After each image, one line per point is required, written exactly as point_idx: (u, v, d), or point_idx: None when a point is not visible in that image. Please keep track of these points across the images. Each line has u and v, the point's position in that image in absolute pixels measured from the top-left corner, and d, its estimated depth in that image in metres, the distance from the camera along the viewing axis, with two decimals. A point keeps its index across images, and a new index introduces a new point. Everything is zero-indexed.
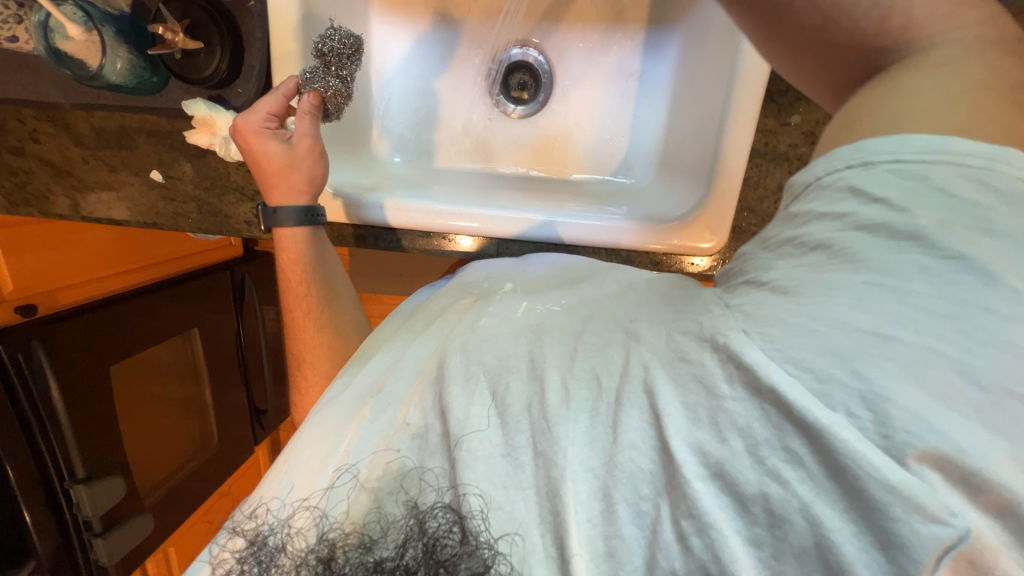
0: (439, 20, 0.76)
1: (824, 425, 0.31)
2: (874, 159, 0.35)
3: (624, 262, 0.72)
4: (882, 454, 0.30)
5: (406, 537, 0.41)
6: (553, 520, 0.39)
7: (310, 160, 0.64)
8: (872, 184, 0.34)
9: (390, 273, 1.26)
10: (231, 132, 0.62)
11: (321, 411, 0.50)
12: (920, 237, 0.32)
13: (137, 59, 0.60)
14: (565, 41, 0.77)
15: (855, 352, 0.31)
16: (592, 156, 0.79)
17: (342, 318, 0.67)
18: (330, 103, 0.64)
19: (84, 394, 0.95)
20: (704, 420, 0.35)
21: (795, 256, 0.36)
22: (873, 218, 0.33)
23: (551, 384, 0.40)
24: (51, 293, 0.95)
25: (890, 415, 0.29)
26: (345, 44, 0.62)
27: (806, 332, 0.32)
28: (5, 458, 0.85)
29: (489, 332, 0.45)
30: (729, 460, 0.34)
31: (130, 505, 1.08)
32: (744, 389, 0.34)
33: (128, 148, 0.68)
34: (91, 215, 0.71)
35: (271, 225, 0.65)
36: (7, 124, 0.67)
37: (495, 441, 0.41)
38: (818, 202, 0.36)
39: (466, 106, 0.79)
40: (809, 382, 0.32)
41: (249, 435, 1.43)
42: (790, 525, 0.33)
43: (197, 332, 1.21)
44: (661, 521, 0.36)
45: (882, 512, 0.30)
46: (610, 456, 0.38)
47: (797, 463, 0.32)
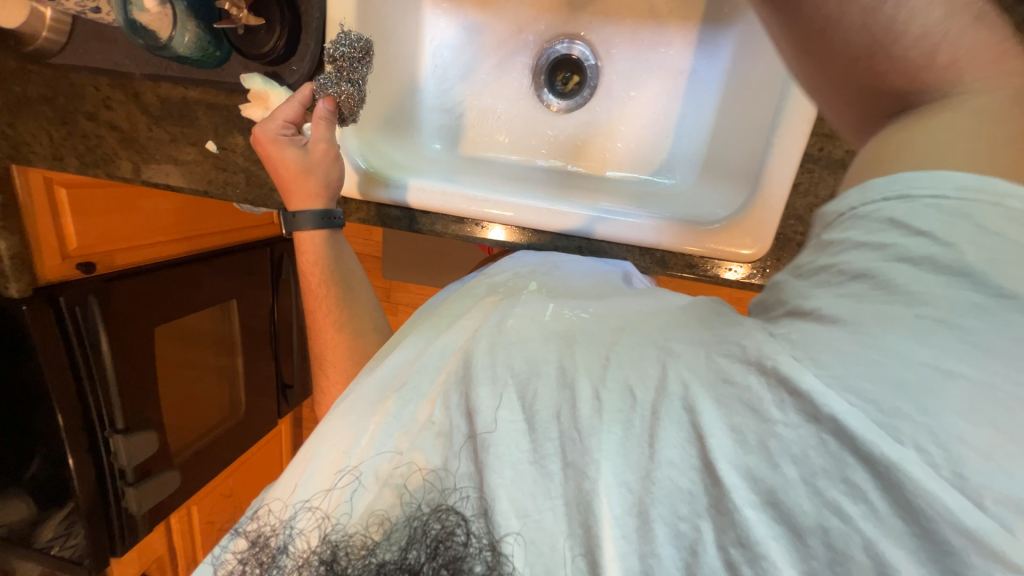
0: (489, 11, 0.76)
1: (891, 460, 0.28)
2: (912, 193, 0.32)
3: (659, 262, 0.69)
4: (955, 494, 0.27)
5: (411, 539, 0.41)
6: (583, 533, 0.37)
7: (326, 163, 0.66)
8: (909, 217, 0.32)
9: (420, 264, 1.29)
10: (251, 139, 0.65)
11: (346, 402, 0.49)
12: (966, 274, 0.29)
13: (203, 33, 0.63)
14: (615, 40, 0.76)
15: (924, 386, 0.28)
16: (640, 153, 0.77)
17: (362, 318, 0.68)
18: (345, 108, 0.66)
19: (131, 350, 1.01)
20: (752, 443, 0.33)
21: (834, 283, 0.33)
22: (913, 249, 0.31)
23: (582, 396, 0.38)
24: (111, 253, 1.01)
25: (964, 455, 0.27)
26: (355, 48, 0.64)
27: (863, 362, 0.30)
28: (58, 405, 0.92)
29: (516, 335, 0.43)
30: (781, 488, 0.32)
31: (162, 460, 1.14)
32: (799, 415, 0.31)
33: (189, 120, 0.72)
34: (150, 180, 0.75)
35: (291, 228, 0.67)
36: (84, 91, 0.73)
37: (522, 446, 0.39)
38: (851, 231, 0.34)
39: (507, 97, 0.79)
40: (871, 413, 0.29)
41: (274, 409, 1.48)
42: (851, 561, 0.30)
43: (235, 304, 1.28)
44: (703, 544, 0.34)
45: (953, 555, 0.28)
46: (647, 471, 0.36)
47: (860, 498, 0.30)
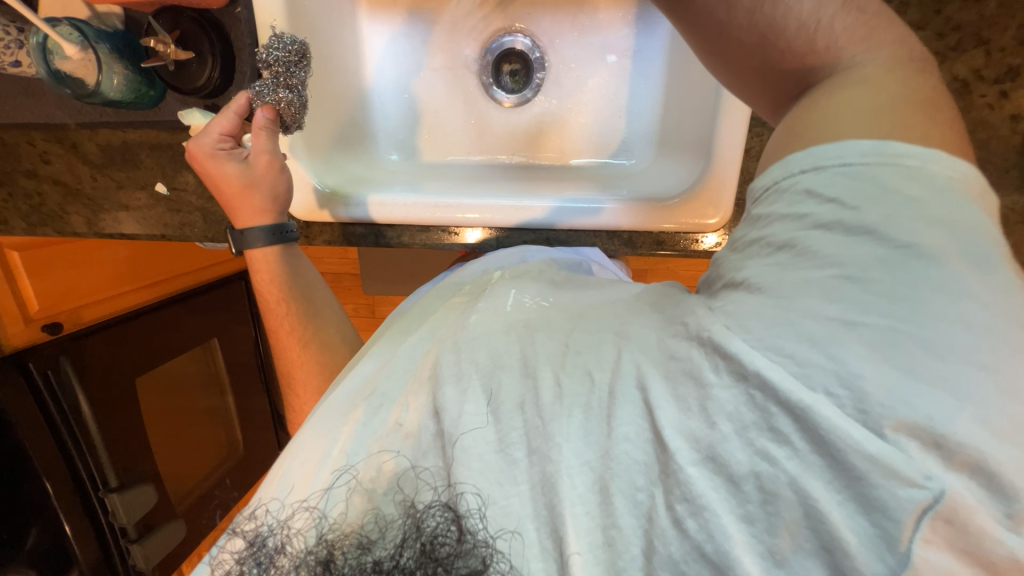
0: (425, 13, 0.75)
1: (807, 405, 0.30)
2: (825, 162, 0.35)
3: (627, 244, 0.70)
4: (861, 428, 0.29)
5: (404, 537, 0.39)
6: (548, 514, 0.37)
7: (270, 176, 0.63)
8: (825, 186, 0.34)
9: (400, 277, 1.28)
10: (186, 159, 0.61)
11: (319, 414, 0.48)
12: (871, 231, 0.32)
13: (132, 74, 0.60)
14: (558, 27, 0.76)
15: (828, 336, 0.30)
16: (597, 137, 0.77)
17: (329, 331, 0.67)
18: (285, 115, 0.63)
19: (113, 404, 0.99)
20: (694, 408, 0.34)
21: (764, 256, 0.35)
22: (827, 216, 0.33)
23: (544, 384, 0.39)
24: (75, 310, 0.98)
25: (866, 391, 0.29)
26: (289, 52, 0.61)
27: (785, 324, 0.31)
28: (42, 472, 0.91)
29: (481, 330, 0.44)
30: (719, 443, 0.33)
31: (164, 511, 1.11)
32: (730, 376, 0.32)
33: (133, 164, 0.69)
34: (104, 231, 0.73)
35: (241, 246, 0.65)
36: (19, 148, 0.70)
37: (489, 437, 0.39)
38: (777, 205, 0.36)
39: (457, 99, 0.79)
40: (789, 367, 0.31)
41: (274, 441, 1.45)
42: (781, 499, 0.31)
43: (216, 343, 1.25)
44: (656, 509, 0.34)
45: (863, 480, 0.29)
46: (605, 449, 0.36)
47: (785, 442, 0.31)
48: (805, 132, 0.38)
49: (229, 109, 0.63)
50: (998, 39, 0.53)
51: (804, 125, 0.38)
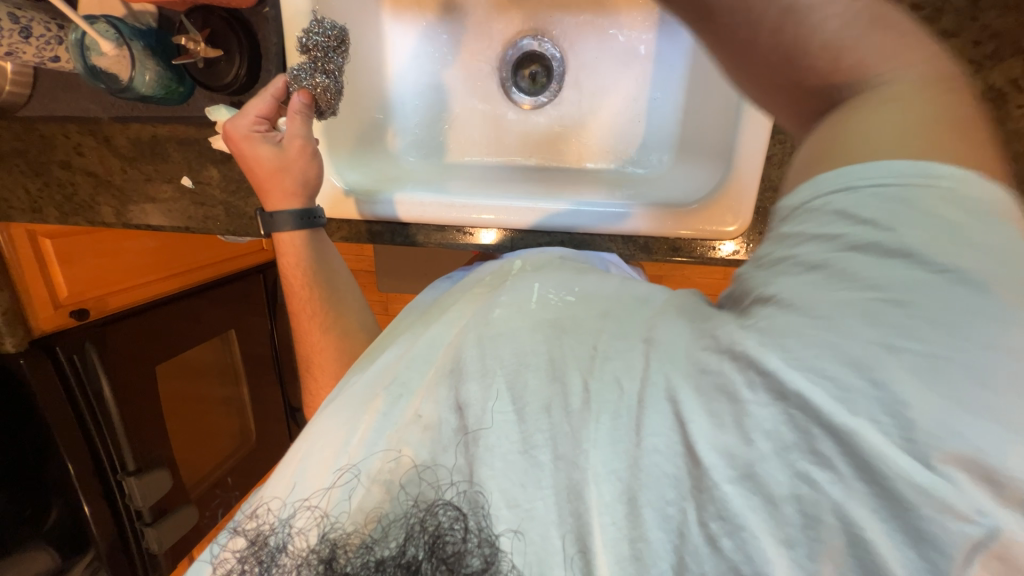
0: (449, 16, 0.76)
1: (850, 429, 0.29)
2: (855, 181, 0.33)
3: (642, 249, 0.69)
4: (907, 457, 0.28)
5: (410, 531, 0.40)
6: (574, 521, 0.37)
7: (302, 160, 0.64)
8: (857, 206, 0.32)
9: (413, 274, 1.29)
10: (222, 136, 0.63)
11: (337, 402, 0.49)
12: (909, 255, 0.30)
13: (163, 70, 0.62)
14: (578, 30, 0.76)
15: (873, 361, 0.29)
16: (614, 141, 0.77)
17: (350, 318, 0.68)
18: (321, 100, 0.63)
19: (133, 391, 1.02)
20: (729, 424, 0.33)
21: (796, 273, 0.33)
22: (862, 237, 0.31)
23: (573, 388, 0.39)
24: (102, 298, 1.02)
25: (911, 419, 0.28)
26: (329, 37, 0.62)
27: (822, 343, 0.30)
28: (65, 454, 0.94)
29: (504, 325, 0.43)
30: (757, 461, 0.32)
31: (178, 496, 1.14)
32: (767, 394, 0.32)
33: (161, 157, 0.71)
34: (132, 222, 0.75)
35: (269, 229, 0.66)
36: (55, 140, 0.72)
37: (512, 436, 0.39)
38: (806, 224, 0.34)
39: (476, 100, 0.79)
40: (830, 390, 0.30)
41: (286, 432, 1.48)
42: (823, 524, 0.31)
43: (233, 334, 1.28)
44: (689, 525, 0.34)
45: (913, 512, 0.29)
46: (634, 459, 0.36)
47: (827, 466, 0.30)
48: (831, 146, 0.36)
49: (268, 91, 0.64)
50: None
51: (831, 136, 0.36)
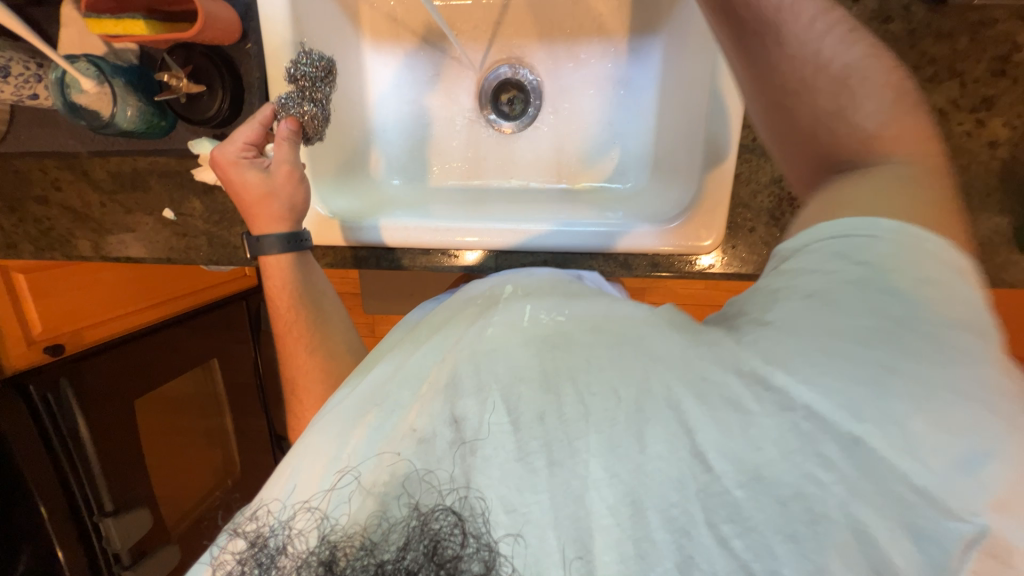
0: (427, 47, 0.79)
1: (856, 435, 0.33)
2: (851, 231, 0.39)
3: (623, 266, 0.71)
4: (905, 461, 0.32)
5: (408, 539, 0.38)
6: (573, 525, 0.37)
7: (289, 185, 0.64)
8: (851, 250, 0.38)
9: (400, 295, 1.29)
10: (209, 163, 0.63)
11: (328, 416, 0.49)
12: (893, 294, 0.36)
13: (146, 106, 0.62)
14: (552, 57, 0.79)
15: (874, 383, 0.33)
16: (592, 161, 0.80)
17: (335, 340, 0.68)
18: (309, 127, 0.65)
19: (111, 427, 0.99)
20: (737, 431, 0.35)
21: (794, 300, 0.38)
22: (854, 275, 0.37)
23: (568, 399, 0.40)
24: (78, 331, 1.00)
25: (910, 429, 0.32)
26: (318, 68, 0.64)
27: (824, 362, 0.34)
28: (37, 496, 0.90)
29: (499, 343, 0.44)
30: (764, 464, 0.34)
31: (157, 537, 1.10)
32: (774, 405, 0.35)
33: (142, 190, 0.71)
34: (110, 254, 0.74)
35: (256, 252, 0.66)
36: (31, 175, 0.72)
37: (508, 445, 0.39)
38: (805, 261, 0.40)
39: (456, 126, 0.81)
40: (830, 401, 0.34)
41: (271, 461, 1.44)
42: (829, 521, 0.33)
43: (216, 361, 1.25)
44: (697, 526, 0.35)
45: (911, 509, 0.32)
46: (637, 466, 0.37)
47: (832, 467, 0.33)
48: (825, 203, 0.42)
49: (254, 119, 0.64)
50: (971, 71, 0.55)
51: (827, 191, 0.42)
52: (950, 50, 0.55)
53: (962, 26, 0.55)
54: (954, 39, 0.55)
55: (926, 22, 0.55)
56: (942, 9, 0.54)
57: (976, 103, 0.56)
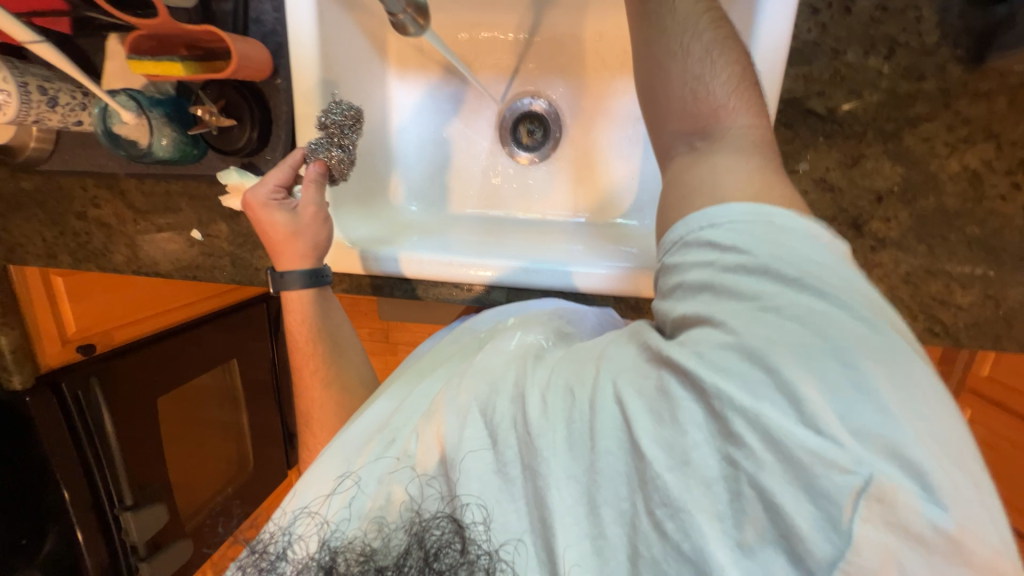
0: (450, 79, 0.80)
1: (753, 409, 0.34)
2: (718, 220, 0.41)
3: (634, 308, 0.70)
4: (801, 428, 0.33)
5: (409, 546, 0.45)
6: (541, 527, 0.42)
7: (314, 226, 0.66)
8: (724, 237, 0.40)
9: (415, 308, 1.31)
10: (243, 204, 0.66)
11: (335, 443, 0.55)
12: (768, 270, 0.37)
13: (179, 136, 0.65)
14: (573, 92, 0.79)
15: (761, 351, 0.35)
16: (608, 195, 0.80)
17: (349, 373, 0.70)
18: (335, 170, 0.66)
19: (135, 424, 1.04)
20: (667, 418, 0.37)
21: (690, 297, 0.41)
22: (732, 261, 0.39)
23: (532, 402, 0.44)
24: (108, 332, 1.05)
25: (800, 397, 0.33)
26: (347, 116, 0.65)
27: (727, 344, 0.36)
28: (64, 486, 0.96)
29: (484, 364, 0.50)
30: (691, 448, 0.36)
31: (173, 529, 1.15)
32: (692, 391, 0.37)
33: (173, 211, 0.74)
34: (141, 269, 0.78)
35: (278, 287, 0.68)
36: (73, 192, 0.76)
37: (488, 459, 0.45)
38: (689, 254, 0.42)
39: (475, 156, 0.82)
40: (734, 381, 0.35)
41: (283, 460, 1.49)
42: (744, 497, 0.34)
43: (236, 363, 1.29)
44: (638, 515, 0.38)
45: (809, 471, 0.32)
46: (592, 464, 0.40)
47: (742, 444, 0.34)
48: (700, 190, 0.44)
49: (286, 161, 0.67)
50: (1008, 133, 0.53)
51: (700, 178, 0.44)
52: (985, 111, 0.53)
53: (1000, 86, 0.52)
54: (991, 100, 0.53)
55: (963, 82, 0.53)
56: (979, 68, 0.52)
57: (1010, 166, 0.54)
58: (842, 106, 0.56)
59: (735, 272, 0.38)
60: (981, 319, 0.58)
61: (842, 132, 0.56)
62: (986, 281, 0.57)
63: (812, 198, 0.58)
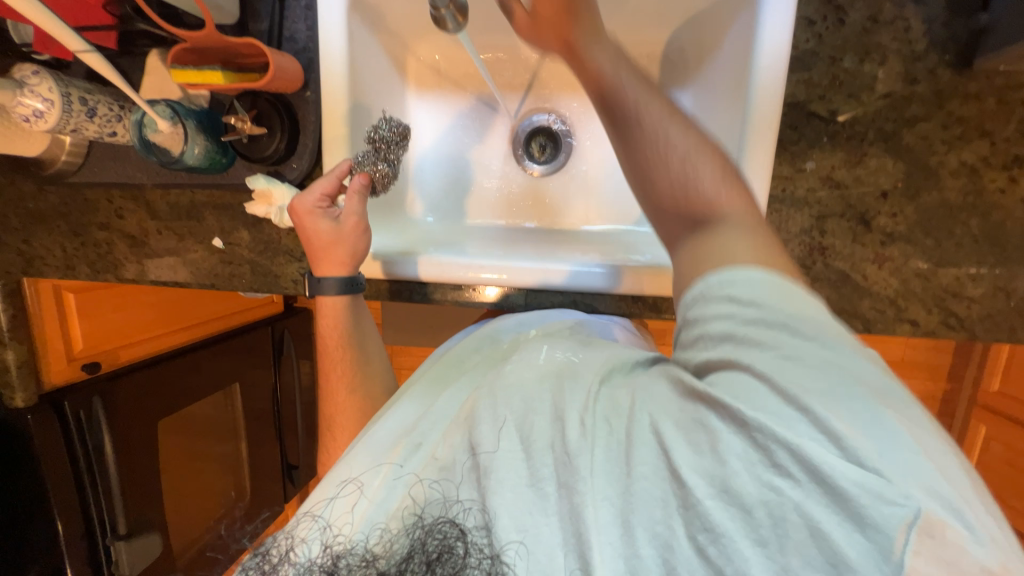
0: (466, 97, 0.85)
1: (792, 441, 0.34)
2: (730, 272, 0.42)
3: (651, 308, 0.71)
4: (842, 462, 0.33)
5: (411, 550, 0.44)
6: (575, 541, 0.40)
7: (354, 235, 0.68)
8: (736, 288, 0.41)
9: (421, 328, 1.31)
10: (288, 210, 0.68)
11: (356, 448, 0.53)
12: (789, 319, 0.38)
13: (211, 145, 0.68)
14: (582, 108, 0.84)
15: (793, 389, 0.35)
16: (618, 204, 0.82)
17: (375, 382, 0.72)
18: (379, 183, 0.72)
19: (132, 448, 1.01)
20: (706, 451, 0.37)
21: (711, 348, 0.40)
22: (752, 312, 0.39)
23: (571, 422, 0.42)
24: (114, 351, 1.03)
25: (834, 425, 0.33)
26: (395, 132, 0.72)
27: (754, 388, 0.36)
28: (56, 515, 0.90)
29: (515, 379, 0.47)
30: (730, 476, 0.36)
31: (164, 564, 1.09)
32: (732, 424, 0.36)
33: (197, 220, 0.76)
34: (159, 279, 0.78)
35: (315, 292, 0.70)
36: (98, 204, 0.77)
37: (521, 470, 0.42)
38: (709, 306, 0.42)
39: (489, 169, 0.86)
40: (769, 418, 0.35)
41: (281, 491, 1.43)
42: (789, 522, 0.34)
43: (237, 387, 1.28)
44: (676, 536, 0.37)
45: (855, 503, 0.32)
46: (626, 486, 0.39)
47: (786, 473, 0.34)
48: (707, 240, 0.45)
49: (331, 171, 0.68)
50: (1000, 131, 0.56)
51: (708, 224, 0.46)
52: (977, 111, 0.56)
53: (988, 88, 0.56)
54: (980, 100, 0.56)
55: (952, 85, 0.57)
56: (967, 72, 0.56)
57: (1006, 161, 0.57)
58: (842, 110, 0.59)
59: (756, 325, 0.39)
60: (994, 311, 0.59)
61: (844, 134, 0.60)
62: (995, 273, 0.59)
63: (821, 195, 0.61)
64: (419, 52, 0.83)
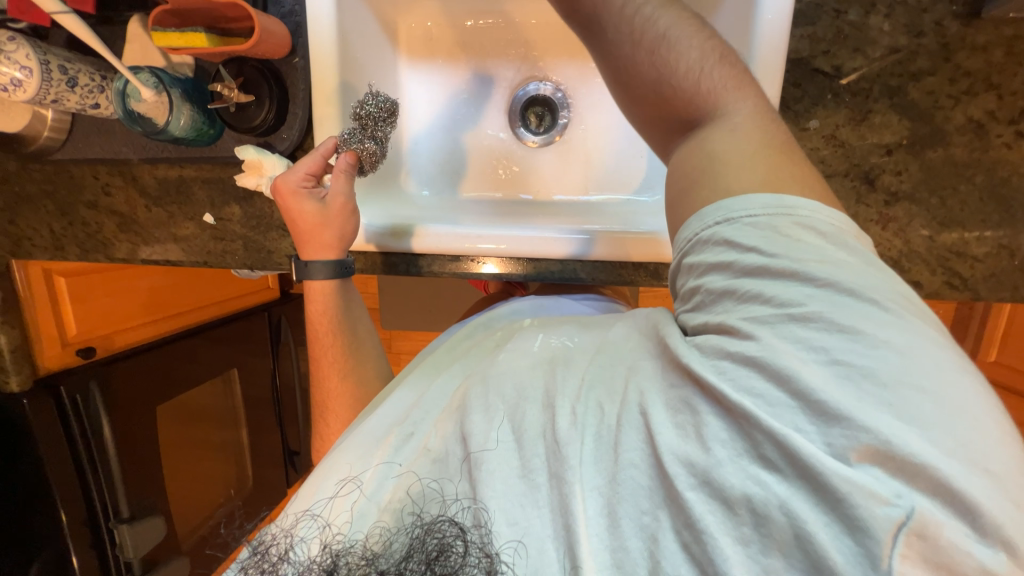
0: (460, 65, 0.83)
1: (780, 432, 0.33)
2: (734, 216, 0.41)
3: (653, 275, 0.70)
4: (831, 457, 0.32)
5: (410, 549, 0.40)
6: (565, 535, 0.38)
7: (341, 218, 0.67)
8: (739, 236, 0.40)
9: (419, 310, 1.30)
10: (271, 190, 0.66)
11: (349, 441, 0.52)
12: (795, 273, 0.37)
13: (197, 115, 0.66)
14: (579, 75, 0.82)
15: (788, 363, 0.34)
16: (617, 175, 0.81)
17: (365, 366, 0.70)
18: (365, 162, 0.67)
19: (132, 434, 1.00)
20: (691, 434, 0.36)
21: (711, 301, 0.40)
22: (753, 261, 0.39)
23: (561, 411, 0.42)
24: (109, 336, 1.02)
25: (829, 412, 0.32)
26: (381, 108, 0.66)
27: (749, 362, 0.36)
28: (57, 500, 0.90)
29: (507, 366, 0.47)
30: (714, 468, 0.35)
31: (168, 548, 1.09)
32: (716, 410, 0.36)
33: (186, 197, 0.74)
34: (150, 258, 0.77)
35: (302, 277, 0.69)
36: (84, 181, 0.75)
37: (511, 461, 0.41)
38: (705, 255, 0.42)
39: (486, 141, 0.84)
40: (760, 404, 0.34)
41: (283, 477, 1.43)
42: (772, 521, 0.33)
43: (236, 372, 1.27)
44: (662, 532, 0.36)
45: (844, 501, 0.31)
46: (613, 474, 0.38)
47: (772, 467, 0.33)
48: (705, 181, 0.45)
49: (317, 150, 0.67)
50: (1008, 84, 0.55)
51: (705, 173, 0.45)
52: (984, 64, 0.55)
53: (996, 39, 0.55)
54: (988, 53, 0.55)
55: (960, 37, 0.55)
56: (975, 23, 0.55)
57: (1014, 116, 0.55)
58: (846, 66, 0.58)
59: (757, 276, 0.38)
60: (999, 271, 0.59)
61: (849, 90, 0.58)
62: (1000, 232, 0.58)
63: (824, 154, 0.60)
64: (410, 20, 0.81)
